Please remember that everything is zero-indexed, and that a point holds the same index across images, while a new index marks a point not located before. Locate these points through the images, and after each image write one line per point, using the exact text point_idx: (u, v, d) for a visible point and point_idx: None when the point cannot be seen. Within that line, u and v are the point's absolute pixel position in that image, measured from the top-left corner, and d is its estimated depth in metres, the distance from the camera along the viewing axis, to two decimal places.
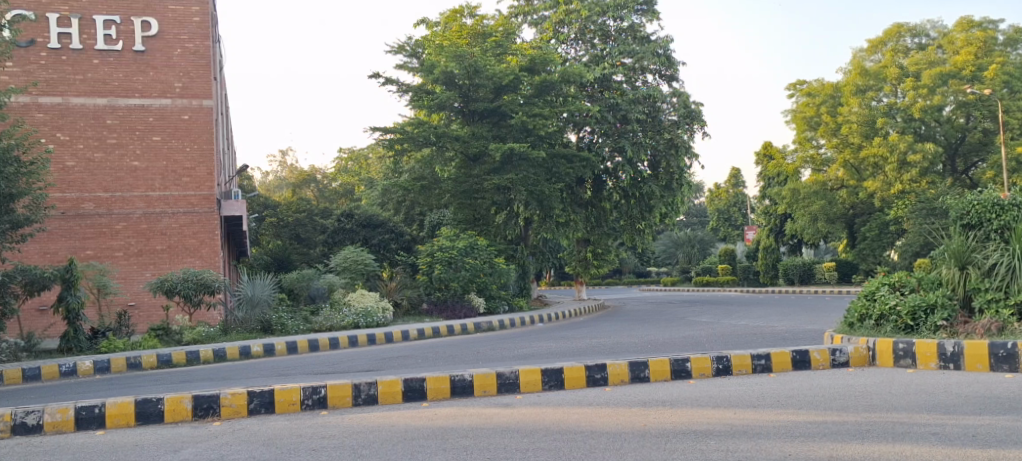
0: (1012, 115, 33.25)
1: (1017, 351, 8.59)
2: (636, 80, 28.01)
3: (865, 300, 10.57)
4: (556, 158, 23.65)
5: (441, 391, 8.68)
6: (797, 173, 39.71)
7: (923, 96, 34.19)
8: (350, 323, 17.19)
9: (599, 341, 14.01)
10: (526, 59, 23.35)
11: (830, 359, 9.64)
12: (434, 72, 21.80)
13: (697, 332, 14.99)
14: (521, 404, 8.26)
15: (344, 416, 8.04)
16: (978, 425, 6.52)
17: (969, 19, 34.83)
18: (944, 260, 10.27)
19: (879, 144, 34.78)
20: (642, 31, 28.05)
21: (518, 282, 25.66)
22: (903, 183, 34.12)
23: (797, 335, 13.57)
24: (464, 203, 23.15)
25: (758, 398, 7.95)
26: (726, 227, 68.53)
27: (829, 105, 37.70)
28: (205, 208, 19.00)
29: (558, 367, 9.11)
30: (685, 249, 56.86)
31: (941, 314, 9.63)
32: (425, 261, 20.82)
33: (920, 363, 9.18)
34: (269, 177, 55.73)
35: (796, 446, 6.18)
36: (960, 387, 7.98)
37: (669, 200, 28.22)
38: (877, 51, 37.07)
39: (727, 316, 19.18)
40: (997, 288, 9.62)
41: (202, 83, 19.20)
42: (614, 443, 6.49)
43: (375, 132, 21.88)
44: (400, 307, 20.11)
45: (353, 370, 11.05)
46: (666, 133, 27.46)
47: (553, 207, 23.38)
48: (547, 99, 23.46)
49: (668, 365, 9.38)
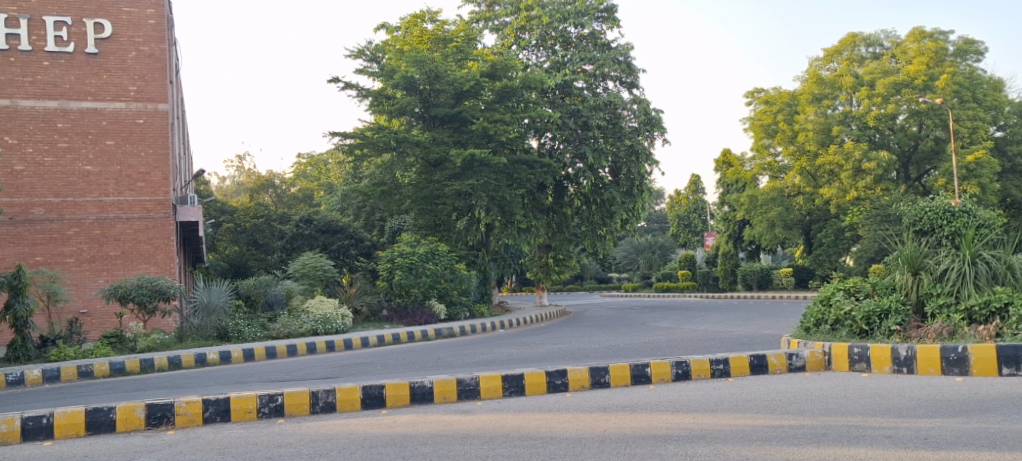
0: (962, 124, 34.14)
1: (967, 354, 8.75)
2: (597, 86, 28.12)
3: (821, 306, 10.72)
4: (517, 164, 23.61)
5: (401, 398, 8.62)
6: (755, 180, 40.19)
7: (877, 104, 34.81)
8: (308, 330, 17.20)
9: (559, 347, 14.01)
10: (487, 65, 23.28)
11: (787, 363, 9.71)
12: (395, 76, 21.73)
13: (657, 337, 15.07)
14: (481, 410, 8.22)
15: (302, 424, 7.94)
16: (930, 427, 6.62)
17: (921, 30, 35.32)
18: (897, 266, 10.43)
19: (834, 152, 35.24)
20: (602, 38, 28.38)
21: (479, 288, 25.54)
22: (857, 190, 34.75)
23: (756, 339, 13.74)
24: (425, 209, 23.00)
25: (717, 403, 7.99)
26: (685, 234, 69.18)
27: (786, 113, 38.20)
28: (161, 213, 18.69)
29: (518, 373, 9.08)
30: (646, 255, 57.19)
31: (895, 319, 9.73)
32: (385, 267, 20.65)
33: (875, 367, 9.32)
34: (226, 183, 55.03)
35: (753, 450, 6.23)
36: (913, 390, 8.09)
37: (629, 206, 28.44)
38: (833, 60, 37.64)
39: (687, 322, 19.30)
40: (948, 293, 9.83)
41: (157, 87, 18.89)
42: (573, 449, 6.49)
43: (335, 138, 21.70)
44: (360, 313, 19.74)
45: (311, 377, 10.94)
46: (627, 140, 27.61)
47: (515, 213, 23.47)
48: (508, 105, 23.41)
49: (628, 370, 9.39)
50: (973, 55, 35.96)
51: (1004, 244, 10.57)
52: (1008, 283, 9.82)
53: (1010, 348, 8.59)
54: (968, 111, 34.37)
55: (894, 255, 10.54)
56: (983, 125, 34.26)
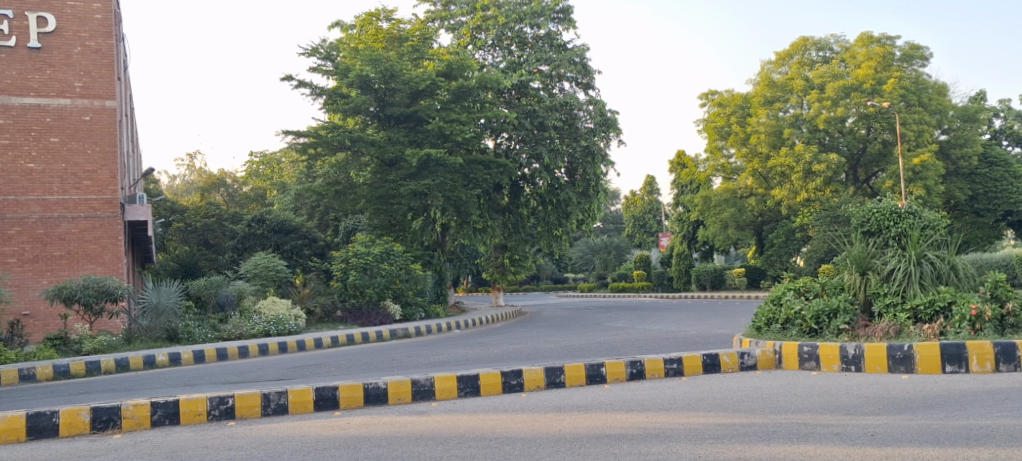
0: (908, 128, 34.77)
1: (913, 352, 8.96)
2: (553, 87, 28.17)
3: (772, 305, 10.82)
4: (472, 165, 23.52)
5: (354, 399, 8.54)
6: (708, 181, 40.61)
7: (827, 108, 35.43)
8: (261, 331, 16.98)
9: (515, 347, 14.00)
10: (443, 64, 23.22)
11: (739, 362, 9.81)
12: (349, 75, 21.56)
13: (612, 337, 15.16)
14: (436, 411, 8.18)
15: (254, 427, 7.84)
16: (877, 424, 6.74)
17: (869, 35, 36.00)
18: (845, 266, 10.59)
19: (785, 155, 35.68)
20: (558, 39, 28.49)
21: (435, 288, 25.49)
22: (808, 192, 35.24)
23: (710, 339, 13.87)
24: (380, 209, 22.88)
25: (671, 401, 8.06)
26: (641, 235, 69.72)
27: (739, 115, 38.63)
28: (108, 212, 18.31)
29: (474, 374, 9.06)
30: (601, 255, 57.47)
31: (843, 318, 9.90)
32: (340, 267, 20.48)
33: (824, 366, 9.46)
34: (177, 182, 54.16)
35: (705, 448, 6.29)
36: (860, 388, 8.24)
37: (585, 206, 28.58)
38: (784, 64, 38.21)
39: (642, 322, 19.42)
40: (895, 293, 10.01)
41: (104, 83, 18.51)
42: (529, 449, 6.48)
43: (288, 136, 21.47)
44: (313, 314, 19.63)
45: (263, 379, 10.79)
46: (582, 140, 27.72)
47: (470, 213, 23.37)
48: (464, 105, 23.37)
49: (584, 370, 9.42)
50: (919, 60, 36.68)
51: (947, 244, 10.76)
52: (951, 283, 10.04)
53: (953, 347, 8.82)
54: (914, 115, 35.08)
55: (842, 256, 10.72)
56: (928, 129, 35.05)
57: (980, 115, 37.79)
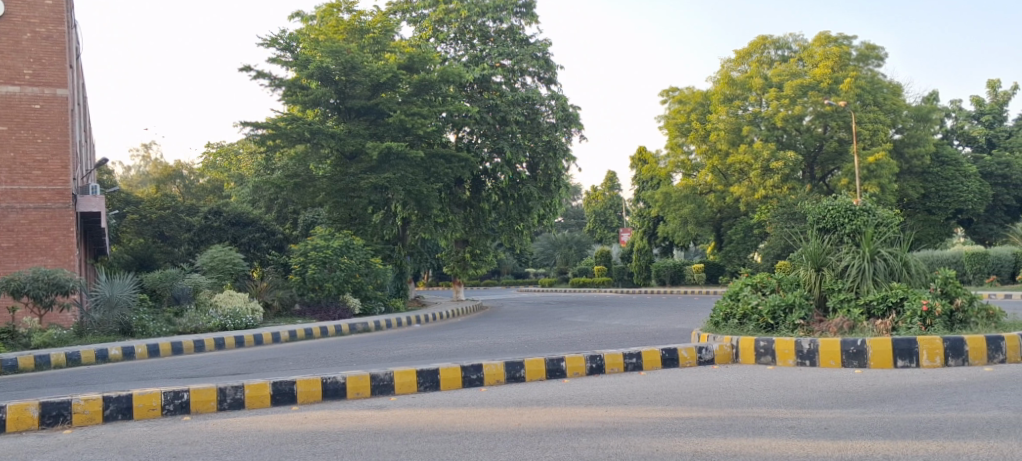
0: (863, 127, 35.38)
1: (866, 347, 9.11)
2: (515, 81, 28.15)
3: (729, 300, 10.89)
4: (433, 158, 23.38)
5: (312, 394, 8.47)
6: (669, 177, 40.91)
7: (785, 106, 35.83)
8: (217, 325, 16.73)
9: (475, 341, 13.98)
10: (404, 57, 23.01)
11: (696, 357, 9.91)
12: (309, 67, 21.36)
13: (572, 332, 15.21)
14: (395, 406, 8.14)
15: (209, 422, 7.73)
16: (830, 418, 6.84)
17: (827, 34, 36.46)
18: (802, 262, 10.72)
19: (744, 152, 36.10)
20: (520, 33, 28.49)
21: (395, 282, 25.41)
22: (766, 189, 35.70)
23: (669, 334, 13.99)
24: (340, 202, 22.67)
25: (629, 395, 8.11)
26: (601, 230, 70.01)
27: (699, 112, 38.93)
28: (59, 203, 17.93)
29: (433, 368, 9.01)
30: (562, 250, 57.71)
31: (799, 313, 10.04)
32: (299, 260, 20.28)
33: (779, 360, 9.57)
34: (132, 173, 53.27)
35: (663, 441, 6.33)
36: (815, 382, 8.34)
37: (546, 202, 28.61)
38: (744, 62, 38.56)
39: (602, 317, 19.53)
40: (849, 289, 10.15)
41: (55, 70, 18.13)
42: (488, 443, 6.47)
43: (246, 128, 21.19)
44: (271, 308, 19.49)
45: (220, 373, 10.64)
46: (544, 135, 27.73)
47: (431, 207, 23.23)
48: (425, 98, 23.24)
49: (543, 365, 9.44)
50: (874, 60, 37.26)
51: (901, 241, 10.91)
52: (903, 279, 10.18)
53: (905, 341, 8.98)
54: (869, 114, 35.65)
55: (798, 253, 10.84)
56: (883, 128, 35.58)
57: (932, 115, 38.25)
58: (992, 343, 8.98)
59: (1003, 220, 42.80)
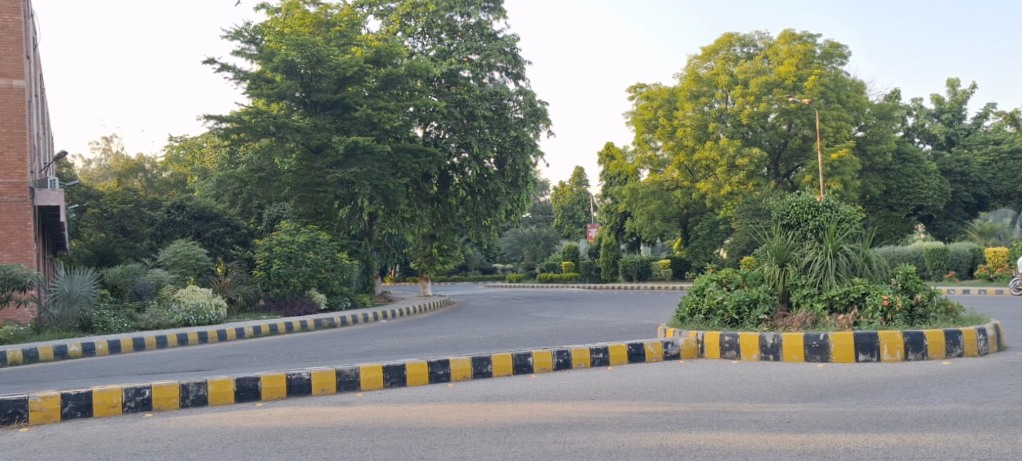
0: (827, 124, 35.81)
1: (828, 342, 9.22)
2: (483, 76, 28.11)
3: (695, 296, 10.94)
4: (401, 153, 23.24)
5: (276, 390, 8.39)
6: (636, 173, 41.05)
7: (750, 103, 36.14)
8: (180, 321, 16.56)
9: (443, 337, 13.93)
10: (371, 51, 22.89)
11: (662, 352, 9.93)
12: (274, 60, 21.15)
13: (540, 327, 15.22)
14: (361, 402, 8.09)
15: (171, 418, 7.64)
16: (793, 412, 6.90)
17: (791, 32, 36.84)
18: (765, 258, 10.81)
19: (710, 148, 36.24)
20: (488, 28, 28.46)
21: (362, 278, 25.26)
22: (731, 185, 35.98)
23: (636, 329, 14.05)
24: (306, 196, 22.46)
25: (595, 391, 8.12)
26: (569, 225, 70.20)
27: (666, 109, 39.10)
28: (16, 197, 17.57)
29: (399, 364, 8.96)
30: (530, 246, 57.79)
31: (763, 308, 10.11)
32: (262, 255, 19.99)
33: (744, 355, 9.65)
34: (91, 166, 52.38)
35: (629, 436, 6.35)
36: (779, 377, 8.42)
37: (514, 197, 28.38)
38: (710, 59, 38.79)
39: (570, 312, 19.57)
40: (812, 284, 10.26)
41: (10, 61, 17.80)
42: (454, 439, 6.45)
43: (210, 121, 20.92)
44: (235, 303, 19.32)
45: (182, 369, 10.49)
46: (512, 130, 27.67)
47: (398, 202, 23.09)
48: (392, 93, 23.11)
49: (510, 360, 9.42)
50: (838, 59, 37.69)
51: (862, 235, 11.02)
52: (865, 275, 10.30)
53: (866, 336, 9.11)
54: (833, 112, 36.11)
55: (762, 248, 10.92)
56: (846, 126, 36.07)
57: (894, 112, 38.80)
58: (951, 338, 9.12)
59: (962, 217, 43.65)
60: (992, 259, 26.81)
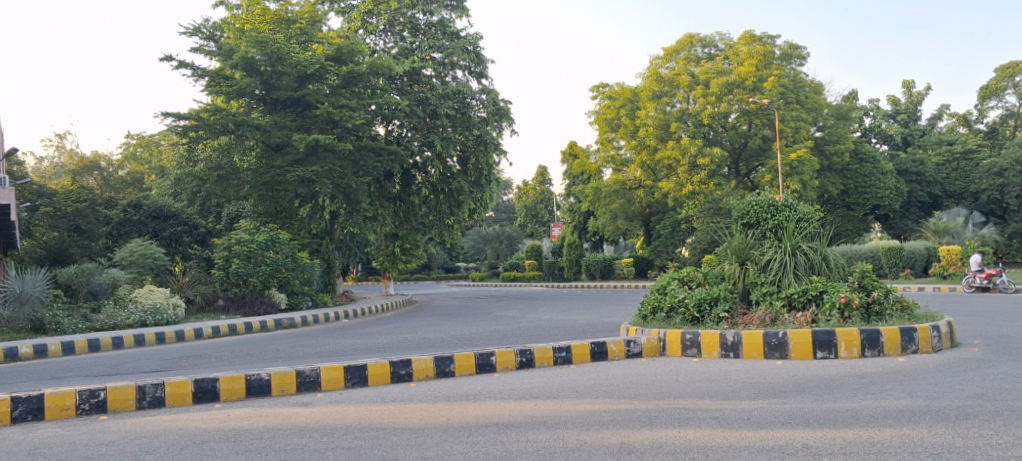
0: (786, 124, 36.25)
1: (787, 339, 9.33)
2: (445, 75, 28.00)
3: (657, 294, 10.96)
4: (363, 151, 23.03)
5: (235, 391, 8.28)
6: (599, 172, 41.17)
7: (711, 103, 36.39)
8: (137, 321, 16.30)
9: (406, 336, 13.88)
10: (332, 48, 22.71)
11: (625, 350, 9.96)
12: (233, 57, 20.89)
13: (503, 327, 15.20)
14: (322, 403, 8.00)
15: (127, 420, 7.50)
16: (754, 408, 6.95)
17: (752, 33, 37.22)
18: (725, 256, 10.89)
19: (672, 147, 36.44)
20: (450, 26, 28.42)
21: (323, 277, 25.04)
22: (693, 185, 36.21)
23: (599, 328, 14.10)
24: (265, 195, 22.22)
25: (558, 389, 8.12)
26: (532, 224, 70.33)
27: (629, 108, 39.21)
28: None
29: (361, 364, 8.88)
30: (493, 245, 57.80)
31: (723, 306, 10.19)
32: (221, 255, 19.71)
33: (704, 353, 9.71)
34: (43, 164, 51.22)
35: (591, 434, 6.36)
36: (739, 374, 8.49)
37: (476, 196, 28.32)
38: (671, 60, 39.05)
39: (532, 311, 19.58)
40: (771, 282, 10.37)
41: None
42: (416, 439, 6.41)
43: (167, 118, 20.58)
44: (193, 304, 19.10)
45: (139, 371, 10.32)
46: (475, 129, 27.55)
47: (360, 201, 22.90)
48: (354, 91, 22.95)
49: (473, 359, 9.39)
50: (797, 60, 38.22)
51: (820, 234, 11.15)
52: (823, 273, 10.43)
53: (824, 333, 9.25)
54: (792, 112, 36.56)
55: (722, 247, 11.00)
56: (805, 126, 36.54)
57: (851, 113, 39.42)
58: (906, 334, 9.27)
59: (918, 216, 44.37)
60: (946, 258, 27.32)
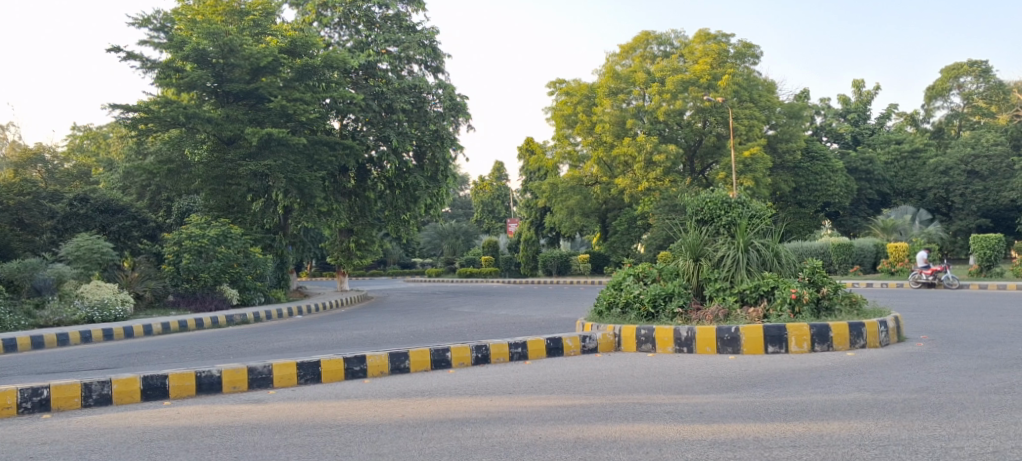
0: (739, 122, 36.63)
1: (739, 334, 9.43)
2: (401, 69, 27.87)
3: (613, 289, 10.98)
4: (317, 145, 22.81)
5: (185, 388, 8.14)
6: (556, 168, 41.21)
7: (667, 101, 36.52)
8: (83, 317, 15.96)
9: (361, 332, 13.78)
10: (286, 41, 22.44)
11: (580, 345, 9.98)
12: (184, 48, 20.55)
13: (458, 322, 15.18)
14: (274, 400, 7.89)
15: (71, 418, 7.34)
16: (707, 403, 7.01)
17: (706, 32, 37.54)
18: (680, 253, 10.94)
19: (628, 144, 36.63)
20: (406, 20, 28.25)
21: (276, 273, 24.72)
22: (648, 181, 36.41)
23: (554, 323, 14.14)
24: (217, 189, 21.89)
25: (514, 385, 8.11)
26: (489, 220, 70.27)
27: (585, 105, 39.31)
28: None
29: (314, 360, 8.77)
30: (450, 241, 57.68)
31: (677, 302, 10.27)
32: (171, 250, 19.40)
33: (659, 348, 9.77)
34: None
35: (546, 429, 6.36)
36: (693, 369, 8.56)
37: (433, 191, 28.23)
38: (628, 57, 39.23)
39: (489, 307, 19.57)
40: (724, 278, 10.46)
41: None
42: (369, 435, 6.35)
43: (115, 110, 20.15)
44: (142, 299, 18.85)
45: (85, 368, 10.08)
46: (431, 124, 27.42)
47: (314, 196, 22.67)
48: (307, 84, 22.69)
49: (428, 355, 9.33)
50: (750, 58, 38.67)
51: (772, 232, 11.32)
52: (774, 269, 10.55)
53: (775, 329, 9.37)
54: (745, 111, 36.94)
55: (677, 243, 11.05)
56: (758, 124, 37.00)
57: (803, 112, 39.98)
58: (855, 329, 9.42)
59: (867, 213, 45.21)
60: (893, 254, 27.85)
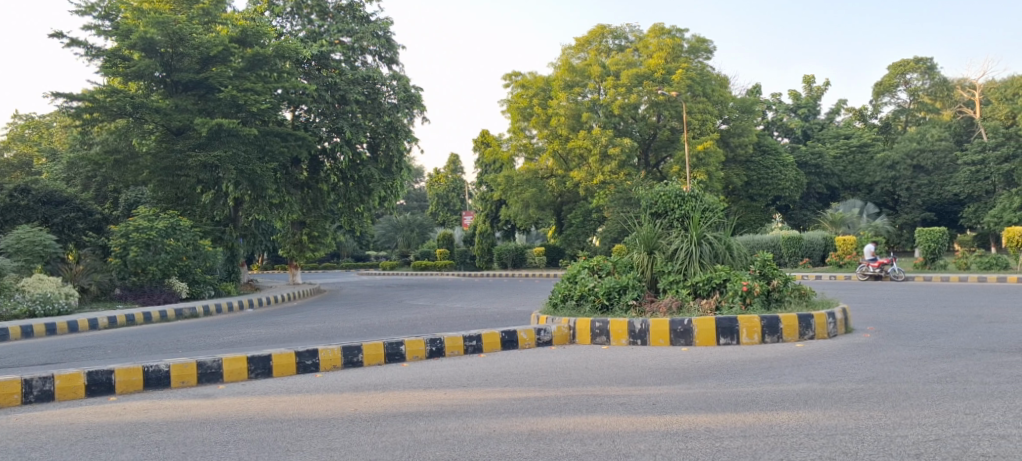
0: (692, 117, 36.98)
1: (692, 326, 9.51)
2: (355, 60, 27.62)
3: (568, 282, 11.00)
4: (268, 136, 22.47)
5: (132, 384, 7.97)
6: (511, 161, 41.18)
7: (621, 94, 36.78)
8: (23, 311, 15.54)
9: (313, 326, 13.63)
10: (237, 30, 22.04)
11: (535, 338, 9.97)
12: (132, 37, 20.09)
13: (412, 315, 15.09)
14: (223, 394, 7.76)
15: (10, 416, 7.13)
16: (659, 394, 7.05)
17: (661, 26, 37.80)
18: (634, 246, 10.99)
19: (583, 137, 36.73)
20: (360, 10, 28.03)
21: (226, 265, 24.34)
22: (603, 174, 36.62)
23: (508, 316, 14.13)
24: (165, 181, 21.46)
25: (468, 378, 8.08)
26: (444, 212, 69.95)
27: (540, 97, 39.42)
28: None
29: (265, 354, 8.64)
30: (404, 233, 57.33)
31: (631, 294, 10.30)
32: (117, 242, 18.92)
33: (613, 340, 9.81)
34: None
35: (500, 422, 6.33)
36: (646, 360, 8.60)
37: (387, 183, 28.05)
38: (583, 50, 39.34)
39: (444, 300, 19.53)
40: (678, 271, 10.50)
41: None
42: (321, 430, 6.25)
43: (59, 99, 19.63)
44: (87, 292, 18.45)
45: (26, 363, 9.82)
46: (385, 116, 27.16)
47: (265, 187, 22.37)
48: (259, 74, 22.29)
49: (382, 349, 9.23)
50: (703, 53, 38.99)
51: (724, 225, 11.41)
52: (726, 261, 10.64)
53: (727, 320, 9.45)
54: (698, 105, 37.27)
55: (631, 236, 11.10)
56: (711, 118, 37.41)
57: (755, 107, 40.47)
58: (804, 321, 9.56)
59: (816, 207, 46.03)
60: (842, 247, 28.42)
